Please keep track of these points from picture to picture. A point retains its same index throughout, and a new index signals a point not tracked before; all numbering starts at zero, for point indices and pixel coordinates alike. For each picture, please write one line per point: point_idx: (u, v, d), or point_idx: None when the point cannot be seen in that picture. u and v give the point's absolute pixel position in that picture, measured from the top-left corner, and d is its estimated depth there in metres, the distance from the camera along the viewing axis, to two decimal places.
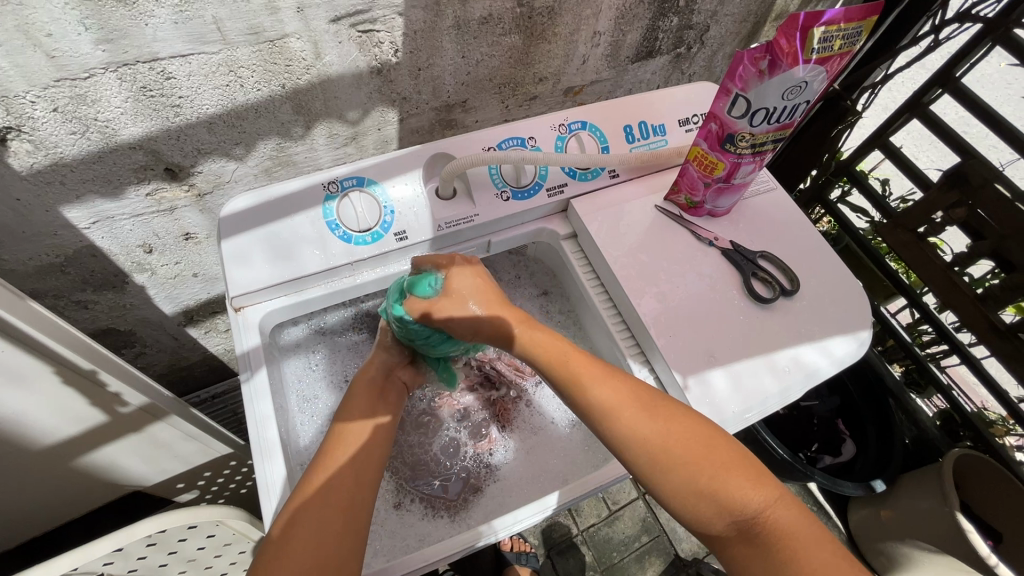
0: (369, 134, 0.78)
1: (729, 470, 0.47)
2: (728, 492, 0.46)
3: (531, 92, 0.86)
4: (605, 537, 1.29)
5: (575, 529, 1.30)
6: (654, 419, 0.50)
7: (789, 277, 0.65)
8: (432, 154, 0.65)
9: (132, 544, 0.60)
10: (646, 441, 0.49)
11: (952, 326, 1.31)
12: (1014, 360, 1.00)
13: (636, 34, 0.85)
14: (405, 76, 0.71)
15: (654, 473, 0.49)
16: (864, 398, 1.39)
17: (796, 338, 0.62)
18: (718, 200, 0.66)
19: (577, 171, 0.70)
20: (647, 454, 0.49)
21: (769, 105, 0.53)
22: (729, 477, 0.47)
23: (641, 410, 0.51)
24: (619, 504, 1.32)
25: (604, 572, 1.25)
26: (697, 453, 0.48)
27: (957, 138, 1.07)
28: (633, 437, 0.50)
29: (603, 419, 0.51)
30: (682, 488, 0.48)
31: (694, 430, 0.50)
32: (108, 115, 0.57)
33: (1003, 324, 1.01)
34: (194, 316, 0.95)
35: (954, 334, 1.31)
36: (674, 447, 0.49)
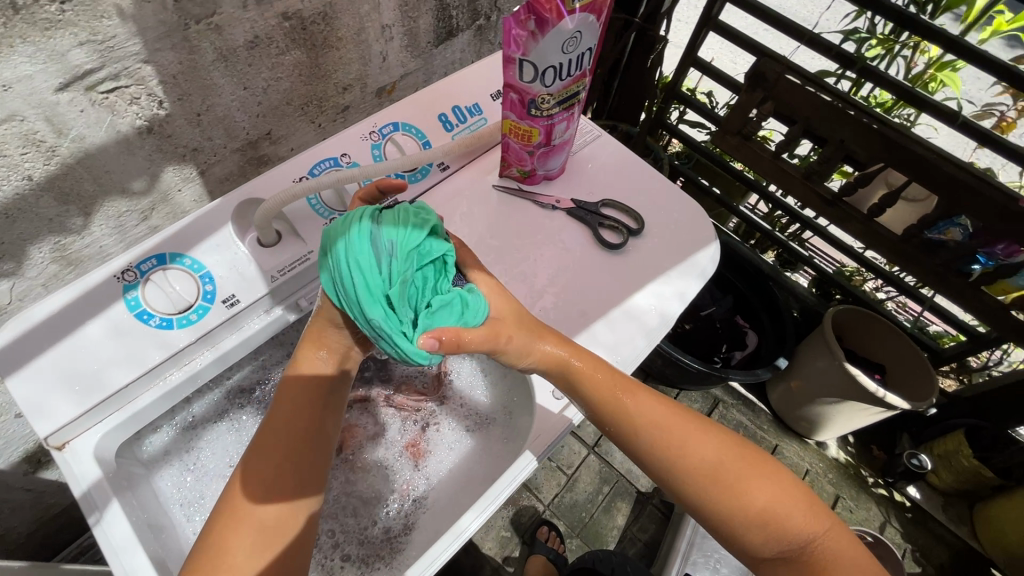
0: (170, 198, 0.70)
1: (783, 503, 0.54)
2: (783, 520, 0.53)
3: (339, 103, 0.80)
4: (570, 502, 1.32)
5: (541, 506, 1.31)
6: (736, 469, 0.55)
7: (633, 217, 0.67)
8: (237, 204, 0.58)
9: None
10: (728, 485, 0.54)
11: (798, 205, 1.46)
12: (847, 222, 1.13)
13: (428, 18, 0.82)
14: (184, 125, 0.63)
15: (726, 511, 0.54)
16: (751, 289, 1.52)
17: (653, 273, 0.65)
18: (548, 163, 0.67)
19: (404, 175, 0.66)
20: (722, 492, 0.54)
21: (554, 62, 0.53)
22: (788, 515, 0.54)
23: (709, 450, 0.55)
24: (574, 466, 1.36)
25: (579, 535, 1.28)
26: (762, 493, 0.54)
27: (750, 40, 1.17)
28: (712, 478, 0.54)
29: (675, 459, 0.54)
30: (749, 530, 0.54)
31: (769, 487, 0.54)
32: None
33: (831, 194, 1.13)
34: (42, 457, 0.81)
35: (802, 211, 1.46)
36: (749, 487, 0.54)
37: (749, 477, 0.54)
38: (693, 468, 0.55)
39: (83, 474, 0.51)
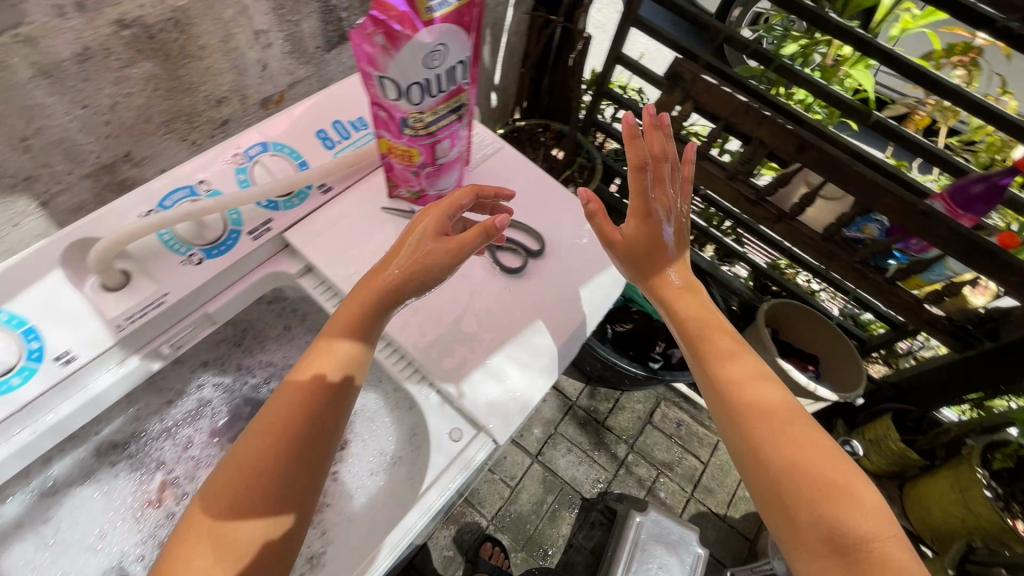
0: (6, 235, 0.61)
1: (848, 471, 0.50)
2: (807, 472, 0.50)
3: (214, 117, 0.72)
4: (514, 514, 1.29)
5: (485, 521, 1.27)
6: (770, 419, 0.54)
7: (531, 237, 0.66)
8: (68, 245, 0.51)
9: None
10: (756, 438, 0.53)
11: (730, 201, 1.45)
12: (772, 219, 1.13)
13: (312, 21, 0.75)
14: (5, 154, 0.54)
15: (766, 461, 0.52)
16: None
17: (553, 293, 0.63)
18: (438, 183, 0.62)
19: (278, 200, 0.60)
20: (754, 441, 0.53)
21: (419, 78, 0.48)
22: (842, 479, 0.49)
23: (743, 407, 0.55)
24: (517, 476, 1.33)
25: (524, 548, 1.25)
26: (807, 448, 0.51)
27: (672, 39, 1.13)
28: (752, 426, 0.54)
29: (744, 400, 0.56)
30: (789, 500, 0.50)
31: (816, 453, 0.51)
32: None
33: (754, 193, 1.12)
34: None
35: (733, 207, 1.45)
36: (798, 434, 0.52)
37: (785, 428, 0.53)
38: (738, 415, 0.55)
39: None
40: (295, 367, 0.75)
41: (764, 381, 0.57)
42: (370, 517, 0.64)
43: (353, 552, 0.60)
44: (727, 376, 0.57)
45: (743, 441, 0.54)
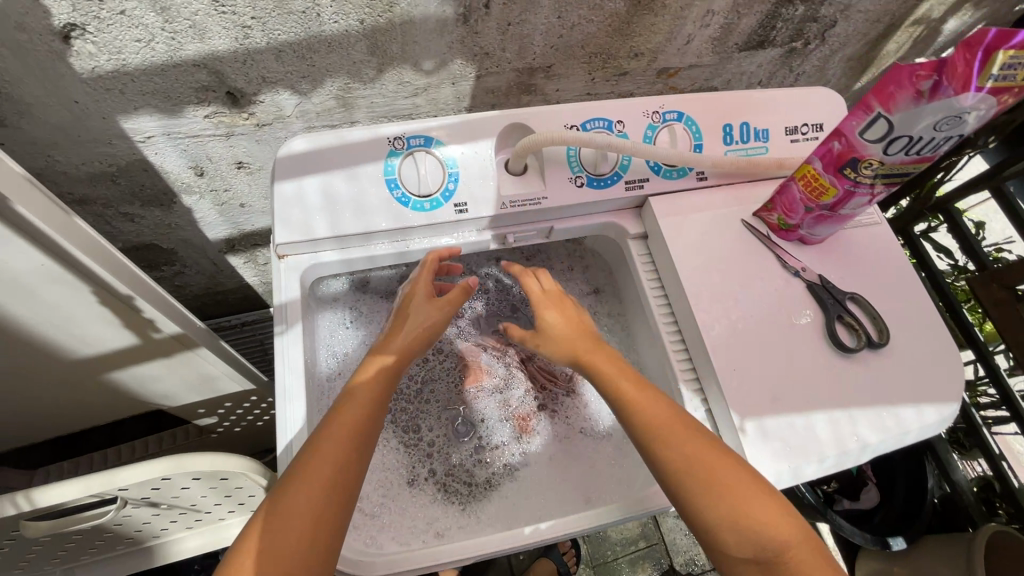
0: (441, 88, 0.72)
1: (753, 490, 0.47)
2: (752, 521, 0.46)
3: (622, 67, 0.77)
4: (602, 533, 1.27)
5: None
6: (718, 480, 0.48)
7: (877, 326, 0.58)
8: (508, 123, 0.59)
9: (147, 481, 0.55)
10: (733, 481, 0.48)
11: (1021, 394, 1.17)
12: None
13: (753, 20, 0.75)
14: (492, 29, 0.64)
15: (681, 482, 0.49)
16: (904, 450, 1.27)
17: (872, 397, 0.56)
18: (815, 227, 0.59)
19: (662, 167, 0.63)
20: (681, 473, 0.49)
21: (913, 134, 0.45)
22: (754, 499, 0.47)
23: (658, 435, 0.51)
24: None
25: (595, 567, 1.24)
26: (714, 465, 0.48)
27: None
28: (655, 431, 0.51)
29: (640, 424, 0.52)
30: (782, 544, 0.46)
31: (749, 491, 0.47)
32: (175, 27, 0.53)
33: None
34: (235, 245, 0.93)
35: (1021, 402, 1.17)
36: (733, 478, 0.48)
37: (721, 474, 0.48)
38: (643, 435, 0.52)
39: (287, 287, 0.57)
40: None
41: (665, 418, 0.52)
42: (567, 468, 0.67)
43: (548, 493, 0.65)
44: (647, 423, 0.52)
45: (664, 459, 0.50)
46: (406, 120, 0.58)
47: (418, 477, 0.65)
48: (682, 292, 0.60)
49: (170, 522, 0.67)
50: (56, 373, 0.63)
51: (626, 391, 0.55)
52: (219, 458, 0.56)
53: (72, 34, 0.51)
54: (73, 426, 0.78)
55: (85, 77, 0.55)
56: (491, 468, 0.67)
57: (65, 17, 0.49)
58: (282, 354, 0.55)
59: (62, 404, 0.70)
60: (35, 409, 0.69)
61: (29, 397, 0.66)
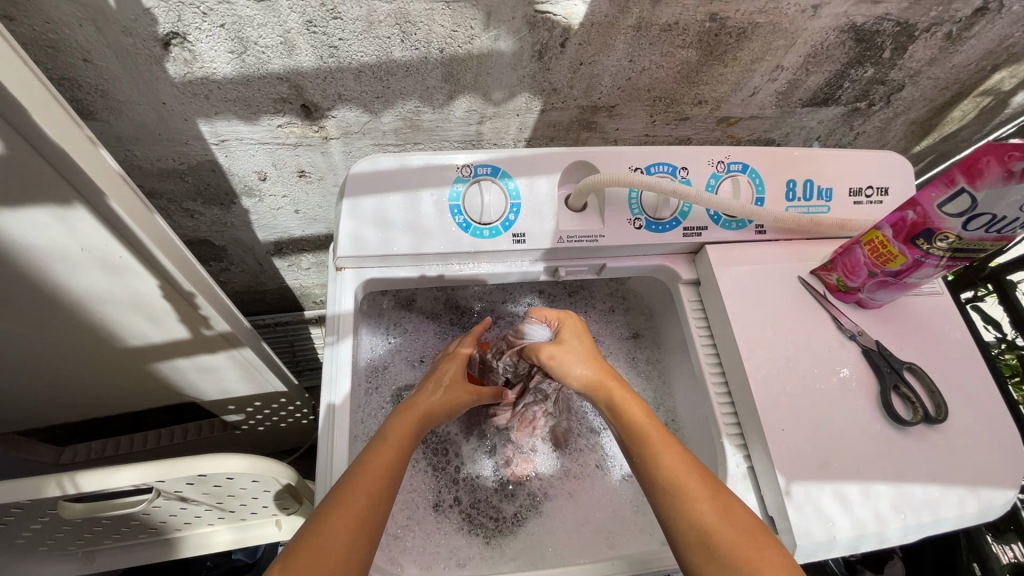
0: (506, 118, 0.73)
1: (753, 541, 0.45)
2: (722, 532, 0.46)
3: (684, 112, 0.78)
4: None
5: None
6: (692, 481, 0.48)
7: (935, 401, 0.56)
8: (574, 160, 0.59)
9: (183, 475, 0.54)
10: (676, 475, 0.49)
11: None
12: None
13: (820, 78, 0.75)
14: (564, 67, 0.65)
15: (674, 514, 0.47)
16: None
17: (927, 474, 0.53)
18: (876, 292, 0.58)
19: (722, 217, 0.63)
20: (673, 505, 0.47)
21: (996, 213, 0.44)
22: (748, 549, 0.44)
23: (669, 478, 0.49)
24: None
25: None
26: (725, 508, 0.46)
27: None
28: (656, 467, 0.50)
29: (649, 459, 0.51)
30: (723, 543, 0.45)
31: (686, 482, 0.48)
32: (269, 42, 0.55)
33: None
34: (283, 248, 0.95)
35: None
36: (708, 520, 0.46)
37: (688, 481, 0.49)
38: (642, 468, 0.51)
39: (343, 298, 0.58)
40: (598, 340, 0.77)
41: (689, 468, 0.49)
42: (593, 511, 0.66)
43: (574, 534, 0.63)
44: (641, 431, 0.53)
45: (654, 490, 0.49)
46: (475, 149, 0.59)
47: (444, 502, 0.64)
48: (733, 344, 0.59)
49: (194, 517, 0.67)
50: (106, 358, 0.64)
51: (641, 433, 0.52)
52: (258, 461, 0.56)
53: (173, 42, 0.54)
54: (109, 410, 0.79)
55: (176, 80, 0.58)
56: (516, 502, 0.66)
57: (170, 25, 0.52)
58: (330, 363, 0.56)
59: (103, 388, 0.71)
60: (77, 391, 0.71)
61: (76, 379, 0.67)
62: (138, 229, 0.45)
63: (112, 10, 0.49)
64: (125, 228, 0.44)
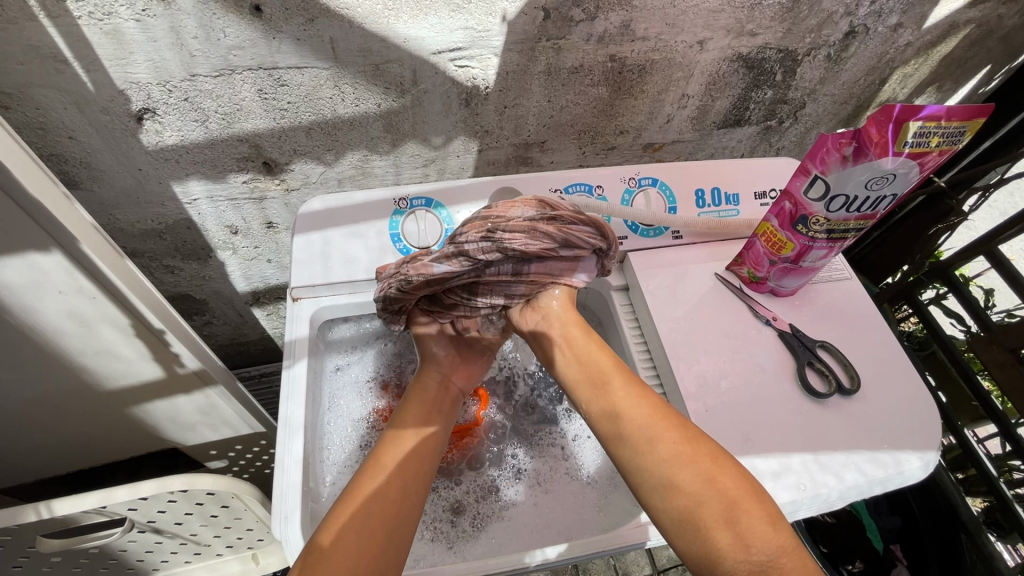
0: (448, 160, 0.82)
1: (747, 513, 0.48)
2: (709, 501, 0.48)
3: (609, 142, 0.87)
4: None
5: None
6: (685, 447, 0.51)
7: (849, 374, 0.61)
8: (500, 188, 0.69)
9: (155, 498, 0.59)
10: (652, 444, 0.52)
11: None
12: None
13: (726, 102, 0.85)
14: (491, 111, 0.75)
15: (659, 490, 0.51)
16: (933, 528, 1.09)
17: (847, 441, 0.57)
18: (783, 279, 0.64)
19: (639, 226, 0.70)
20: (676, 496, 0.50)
21: (849, 193, 0.51)
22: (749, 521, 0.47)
23: (679, 485, 0.50)
24: None
25: None
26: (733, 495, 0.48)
27: None
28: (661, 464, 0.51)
29: (642, 461, 0.53)
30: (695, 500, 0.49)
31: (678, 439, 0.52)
32: (227, 110, 0.65)
33: None
34: (260, 298, 1.02)
35: None
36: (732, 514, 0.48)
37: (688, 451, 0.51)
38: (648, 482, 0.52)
39: (298, 325, 0.64)
40: None
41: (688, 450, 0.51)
42: (555, 513, 0.68)
43: (535, 534, 0.66)
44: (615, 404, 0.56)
45: (654, 490, 0.51)
46: (410, 185, 0.68)
47: None
48: (658, 337, 0.64)
49: (170, 553, 0.70)
50: (87, 403, 0.69)
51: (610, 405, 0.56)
52: (229, 481, 0.61)
53: (144, 116, 0.63)
54: (93, 462, 0.82)
55: (149, 149, 0.67)
56: (478, 507, 0.68)
57: (141, 103, 0.61)
58: (288, 381, 0.61)
59: (86, 435, 0.76)
60: (60, 441, 0.75)
61: (60, 428, 0.72)
62: (110, 272, 0.52)
63: (91, 94, 0.58)
64: (96, 269, 0.51)
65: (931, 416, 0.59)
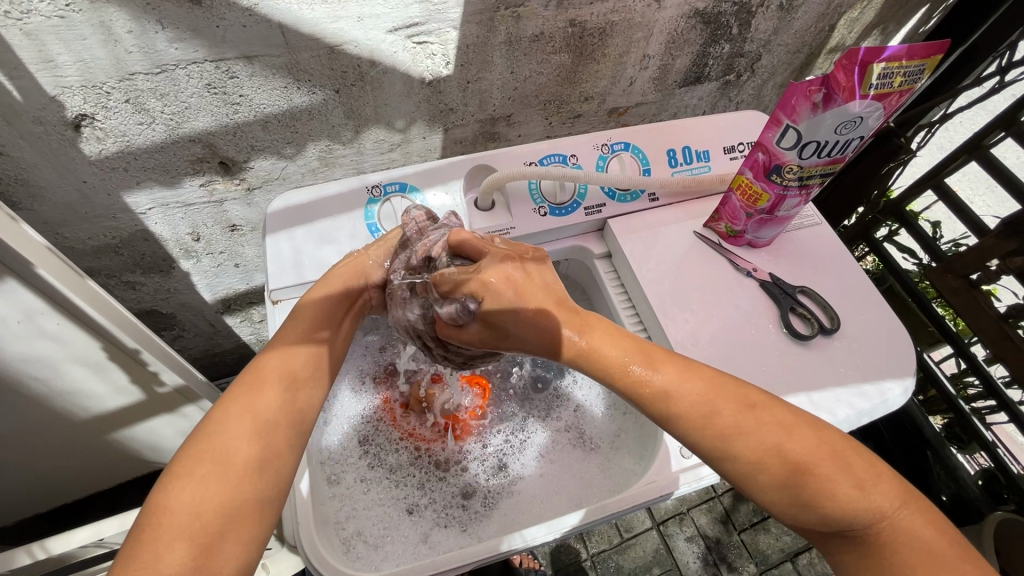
0: (413, 142, 0.80)
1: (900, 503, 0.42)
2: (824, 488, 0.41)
3: (575, 110, 0.86)
4: (615, 565, 1.23)
5: (585, 553, 1.24)
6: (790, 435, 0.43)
7: (828, 315, 0.63)
8: (474, 166, 0.68)
9: None
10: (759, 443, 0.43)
11: (1002, 380, 1.13)
12: None
13: (686, 59, 0.85)
14: (454, 88, 0.72)
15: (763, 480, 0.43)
16: None
17: (832, 378, 0.60)
18: (760, 231, 0.65)
19: (616, 191, 0.70)
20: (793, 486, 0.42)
21: (820, 138, 0.53)
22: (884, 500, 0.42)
23: (808, 474, 0.42)
24: (632, 531, 1.27)
25: None
26: (867, 476, 0.42)
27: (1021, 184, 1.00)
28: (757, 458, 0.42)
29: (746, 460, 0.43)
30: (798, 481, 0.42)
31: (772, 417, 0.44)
32: (174, 109, 0.60)
33: None
34: (231, 304, 0.98)
35: (1004, 390, 1.13)
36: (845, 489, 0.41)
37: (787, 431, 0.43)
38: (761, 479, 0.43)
39: None
40: None
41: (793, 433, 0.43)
42: (561, 482, 0.69)
43: (543, 505, 0.67)
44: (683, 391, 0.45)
45: (766, 492, 0.43)
46: (382, 171, 0.66)
47: (417, 506, 0.66)
48: (646, 299, 0.65)
49: None
50: (62, 434, 0.66)
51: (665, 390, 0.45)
52: None
53: (83, 123, 0.58)
54: (76, 494, 0.79)
55: (93, 159, 0.62)
56: (487, 488, 0.69)
57: (78, 108, 0.56)
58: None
59: (65, 468, 0.72)
60: (38, 477, 0.71)
61: (36, 464, 0.68)
62: (72, 294, 0.49)
63: (19, 104, 0.53)
64: (57, 293, 0.48)
65: (906, 346, 0.63)
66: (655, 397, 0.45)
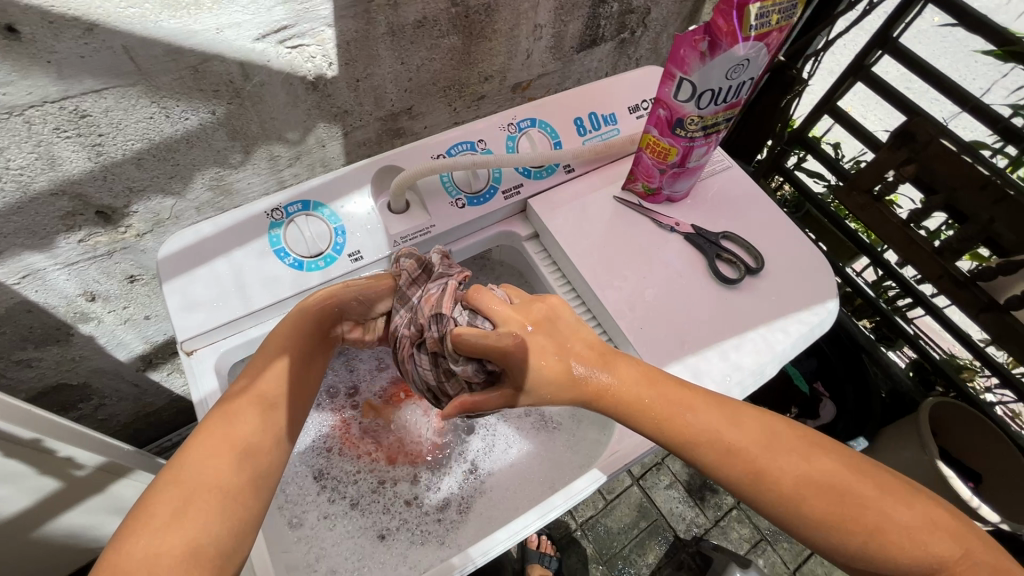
0: (313, 153, 0.75)
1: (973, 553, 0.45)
2: (896, 535, 0.44)
3: (477, 92, 0.84)
4: (605, 528, 1.27)
5: (574, 523, 1.27)
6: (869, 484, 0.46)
7: (752, 255, 0.65)
8: (379, 169, 0.65)
9: None
10: (831, 481, 0.46)
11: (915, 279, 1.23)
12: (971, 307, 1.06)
13: (578, 23, 0.84)
14: (343, 89, 0.68)
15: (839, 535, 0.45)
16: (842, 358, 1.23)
17: (765, 315, 0.62)
18: (675, 185, 0.66)
19: (531, 170, 0.69)
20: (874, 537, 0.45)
21: (714, 86, 0.53)
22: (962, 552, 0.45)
23: (891, 531, 0.44)
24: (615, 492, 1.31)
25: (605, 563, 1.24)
26: (949, 528, 0.45)
27: (902, 98, 1.08)
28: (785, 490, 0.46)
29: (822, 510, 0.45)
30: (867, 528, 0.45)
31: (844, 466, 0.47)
32: (21, 163, 0.53)
33: (963, 274, 1.07)
34: (153, 359, 0.90)
35: (918, 287, 1.22)
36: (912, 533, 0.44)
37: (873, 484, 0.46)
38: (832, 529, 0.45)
39: (202, 382, 0.57)
40: None
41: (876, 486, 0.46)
42: (531, 469, 0.70)
43: (518, 496, 0.67)
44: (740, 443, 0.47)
45: (840, 546, 0.46)
46: (280, 192, 0.62)
47: (389, 531, 0.65)
48: (578, 273, 0.64)
49: None
50: None
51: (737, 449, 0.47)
52: None
53: None
54: None
55: None
56: (460, 496, 0.68)
57: None
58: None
59: None
60: None
61: None
62: None
63: None
64: None
65: (825, 269, 0.66)
66: (721, 445, 0.47)
